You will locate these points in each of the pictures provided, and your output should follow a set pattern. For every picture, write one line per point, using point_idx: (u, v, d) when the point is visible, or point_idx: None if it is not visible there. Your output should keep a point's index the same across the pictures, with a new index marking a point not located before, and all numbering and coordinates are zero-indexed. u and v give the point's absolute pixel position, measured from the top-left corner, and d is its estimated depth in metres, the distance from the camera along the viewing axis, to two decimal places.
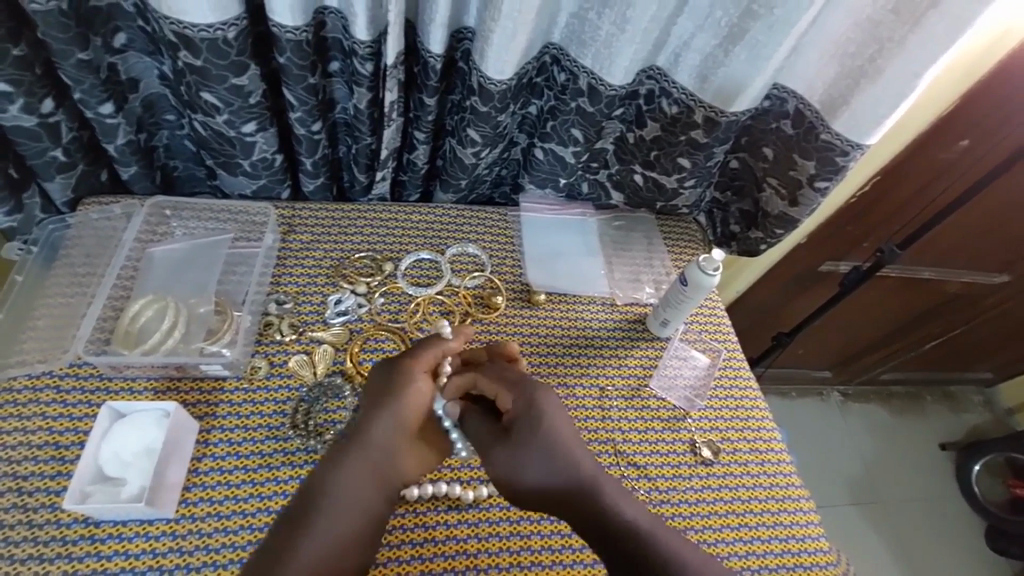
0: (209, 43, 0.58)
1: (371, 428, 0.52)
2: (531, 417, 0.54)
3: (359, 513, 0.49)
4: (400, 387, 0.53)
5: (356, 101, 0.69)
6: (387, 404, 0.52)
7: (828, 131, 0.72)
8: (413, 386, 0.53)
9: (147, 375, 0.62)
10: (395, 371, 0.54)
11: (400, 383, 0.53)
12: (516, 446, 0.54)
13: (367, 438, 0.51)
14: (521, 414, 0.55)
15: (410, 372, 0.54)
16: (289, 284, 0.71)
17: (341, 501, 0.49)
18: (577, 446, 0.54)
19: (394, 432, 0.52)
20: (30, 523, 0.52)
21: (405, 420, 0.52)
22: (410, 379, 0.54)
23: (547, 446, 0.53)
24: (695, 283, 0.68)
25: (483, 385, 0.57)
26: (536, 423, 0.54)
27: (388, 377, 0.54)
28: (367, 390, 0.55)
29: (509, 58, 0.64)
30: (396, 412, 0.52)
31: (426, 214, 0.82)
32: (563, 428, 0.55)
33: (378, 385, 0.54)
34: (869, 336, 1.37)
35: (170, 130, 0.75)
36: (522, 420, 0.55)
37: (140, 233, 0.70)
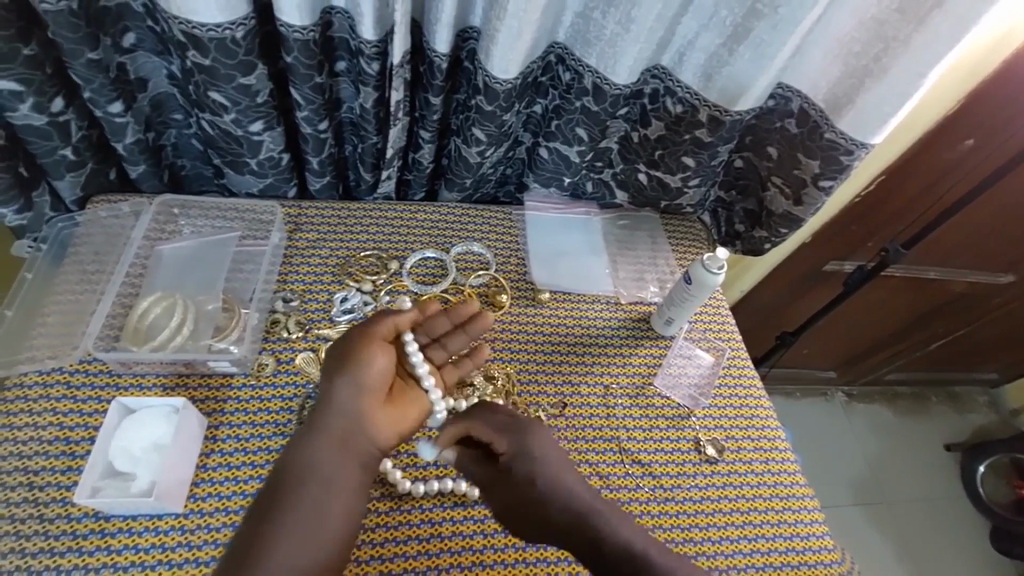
0: (218, 43, 0.59)
1: (332, 399, 0.53)
2: (525, 460, 0.54)
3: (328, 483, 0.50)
4: (354, 355, 0.55)
5: (362, 101, 0.70)
6: (343, 375, 0.54)
7: (833, 131, 0.72)
8: (369, 354, 0.55)
9: (155, 371, 0.62)
10: (351, 340, 0.56)
11: (353, 353, 0.55)
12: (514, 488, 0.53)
13: (330, 409, 0.53)
14: (515, 459, 0.54)
15: (363, 342, 0.56)
16: (296, 282, 0.72)
17: (310, 475, 0.50)
18: (572, 476, 0.54)
19: (355, 399, 0.54)
20: (40, 518, 0.53)
21: (365, 384, 0.54)
22: (365, 348, 0.55)
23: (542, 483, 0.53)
24: (699, 282, 0.69)
25: (478, 433, 0.56)
26: (531, 462, 0.54)
27: (343, 350, 0.56)
28: (325, 366, 0.57)
29: (513, 57, 0.65)
30: (354, 378, 0.54)
31: (431, 213, 0.83)
32: (556, 460, 0.54)
33: (336, 356, 0.56)
34: (873, 335, 1.37)
35: (178, 129, 0.75)
36: (516, 466, 0.54)
37: (148, 231, 0.70)
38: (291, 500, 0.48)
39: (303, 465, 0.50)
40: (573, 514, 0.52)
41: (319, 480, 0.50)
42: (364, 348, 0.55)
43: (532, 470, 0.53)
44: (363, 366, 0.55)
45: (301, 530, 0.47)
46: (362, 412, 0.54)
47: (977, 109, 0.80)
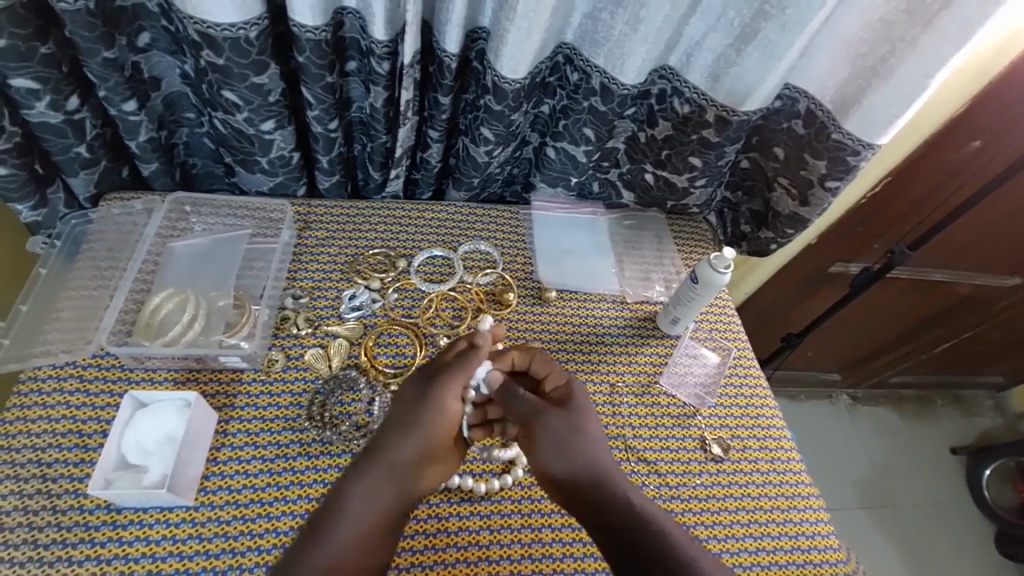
0: (232, 42, 0.60)
1: (399, 437, 0.51)
2: (581, 399, 0.57)
3: (382, 516, 0.50)
4: (431, 397, 0.53)
5: (373, 100, 0.70)
6: (416, 414, 0.52)
7: (840, 131, 0.72)
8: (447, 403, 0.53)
9: (167, 366, 0.63)
10: (430, 383, 0.54)
11: (440, 402, 0.53)
12: (571, 414, 0.55)
13: (403, 452, 0.51)
14: (575, 392, 0.57)
15: (441, 386, 0.53)
16: (305, 279, 0.73)
17: (364, 504, 0.49)
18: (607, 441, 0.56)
19: (422, 442, 0.52)
20: (54, 509, 0.54)
21: (438, 431, 0.53)
22: (450, 399, 0.54)
23: (592, 425, 0.55)
24: (706, 281, 0.69)
25: (539, 366, 0.60)
26: (578, 408, 0.56)
27: (419, 390, 0.54)
28: (403, 399, 0.54)
29: (523, 57, 0.65)
30: (427, 421, 0.52)
31: (439, 212, 0.84)
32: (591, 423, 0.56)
33: (416, 400, 0.53)
34: (878, 337, 1.37)
35: (190, 128, 0.76)
36: (574, 398, 0.57)
37: (160, 228, 0.71)
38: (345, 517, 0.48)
39: (360, 492, 0.49)
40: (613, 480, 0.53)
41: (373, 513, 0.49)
42: (442, 391, 0.53)
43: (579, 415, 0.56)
44: (439, 411, 0.53)
45: (360, 552, 0.48)
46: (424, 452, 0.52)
47: (983, 111, 0.80)
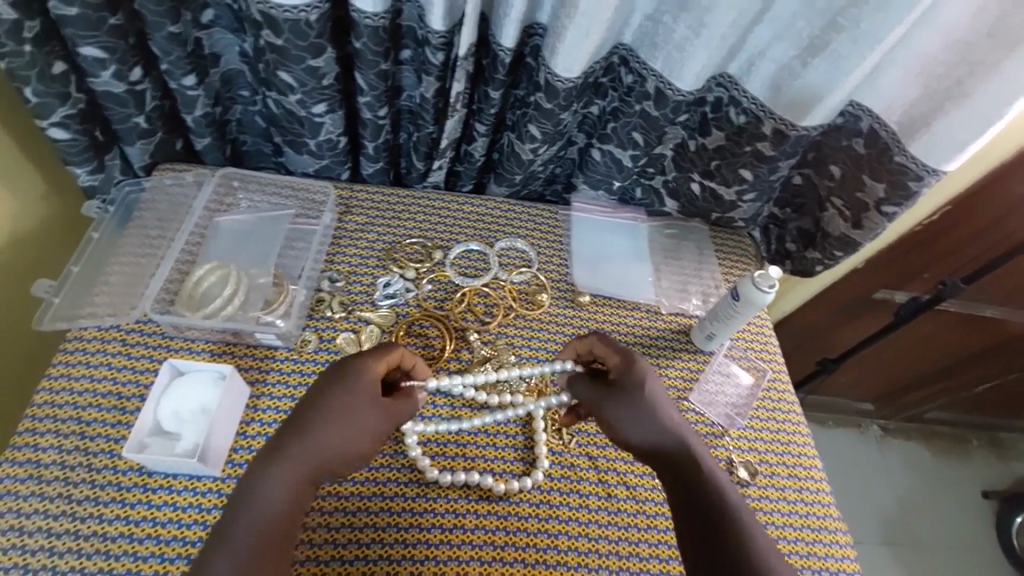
0: (292, 24, 0.60)
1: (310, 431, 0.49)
2: (640, 390, 0.57)
3: (292, 505, 0.47)
4: (351, 394, 0.51)
5: (423, 90, 0.70)
6: (331, 414, 0.50)
7: (904, 154, 0.69)
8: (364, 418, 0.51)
9: (205, 337, 0.64)
10: (351, 394, 0.51)
11: (347, 407, 0.51)
12: (635, 401, 0.56)
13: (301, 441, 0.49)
14: (629, 381, 0.58)
15: (360, 389, 0.52)
16: (342, 264, 0.73)
17: (269, 498, 0.46)
18: (695, 439, 0.55)
19: (342, 443, 0.50)
20: (89, 467, 0.56)
21: (344, 441, 0.50)
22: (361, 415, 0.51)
23: (646, 411, 0.56)
24: (747, 298, 0.67)
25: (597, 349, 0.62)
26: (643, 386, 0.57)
27: (329, 390, 0.51)
28: (317, 393, 0.51)
29: (579, 56, 0.64)
30: (343, 422, 0.50)
31: (478, 206, 0.83)
32: (669, 409, 0.57)
33: (328, 408, 0.50)
34: (918, 370, 1.31)
35: (244, 105, 0.77)
36: (630, 387, 0.57)
37: (208, 202, 0.73)
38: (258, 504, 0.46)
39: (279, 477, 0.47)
40: (694, 464, 0.53)
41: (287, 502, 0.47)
42: (359, 391, 0.52)
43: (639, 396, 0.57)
44: (352, 418, 0.51)
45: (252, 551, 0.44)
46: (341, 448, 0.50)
47: None
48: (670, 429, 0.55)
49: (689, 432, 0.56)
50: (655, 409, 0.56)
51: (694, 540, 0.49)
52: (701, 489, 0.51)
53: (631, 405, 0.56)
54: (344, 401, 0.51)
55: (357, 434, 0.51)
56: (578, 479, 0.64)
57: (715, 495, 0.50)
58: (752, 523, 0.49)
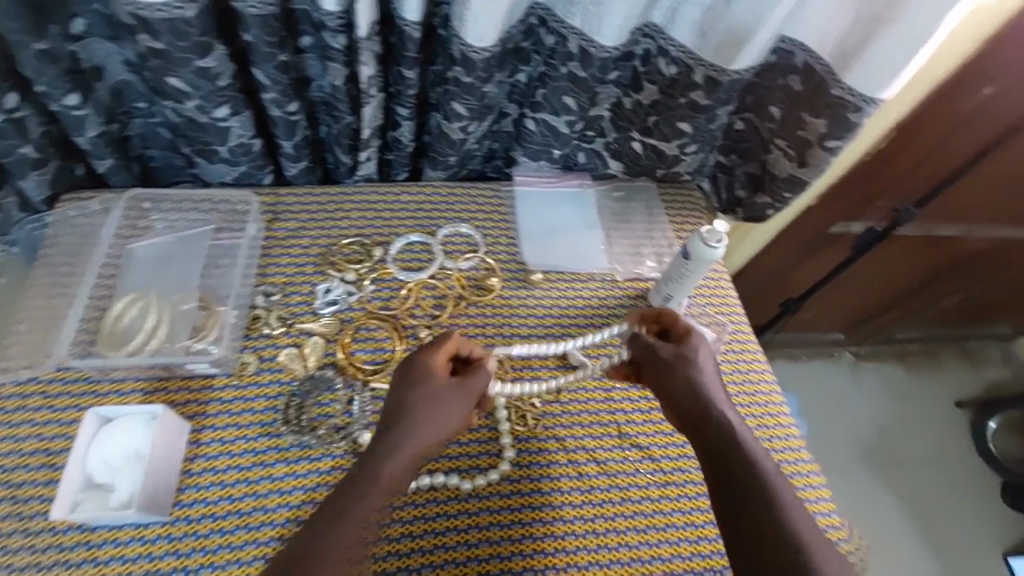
0: (169, 24, 0.54)
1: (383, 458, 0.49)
2: (681, 359, 0.57)
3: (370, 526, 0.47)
4: (432, 402, 0.52)
5: (332, 78, 0.65)
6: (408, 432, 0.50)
7: (840, 86, 0.67)
8: (451, 406, 0.52)
9: (134, 376, 0.60)
10: (433, 386, 0.52)
11: (434, 402, 0.52)
12: (681, 366, 0.56)
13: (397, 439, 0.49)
14: (680, 348, 0.58)
15: (434, 381, 0.53)
16: (275, 275, 0.69)
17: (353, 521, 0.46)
18: (728, 409, 0.54)
19: (417, 455, 0.50)
20: (26, 531, 0.52)
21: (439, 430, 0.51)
22: (451, 406, 0.52)
23: (687, 376, 0.56)
24: (697, 256, 0.65)
25: (670, 321, 0.62)
26: (692, 356, 0.57)
27: (422, 391, 0.52)
28: (407, 393, 0.52)
29: (489, 22, 0.59)
30: (438, 412, 0.51)
31: (416, 194, 0.79)
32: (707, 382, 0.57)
33: (411, 402, 0.51)
34: (882, 296, 1.33)
35: (142, 118, 0.70)
36: (678, 353, 0.57)
37: (118, 230, 0.68)
38: (331, 548, 0.44)
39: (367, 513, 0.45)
40: (729, 434, 0.52)
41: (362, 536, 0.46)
42: (441, 384, 0.53)
43: (689, 365, 0.56)
44: (444, 406, 0.52)
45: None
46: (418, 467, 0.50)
47: (997, 54, 0.74)
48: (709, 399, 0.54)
49: (720, 399, 0.55)
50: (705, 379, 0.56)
51: (731, 513, 0.48)
52: (739, 464, 0.50)
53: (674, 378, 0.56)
54: (425, 408, 0.51)
55: (442, 436, 0.52)
56: (547, 462, 0.63)
57: (750, 471, 0.49)
58: (790, 505, 0.48)
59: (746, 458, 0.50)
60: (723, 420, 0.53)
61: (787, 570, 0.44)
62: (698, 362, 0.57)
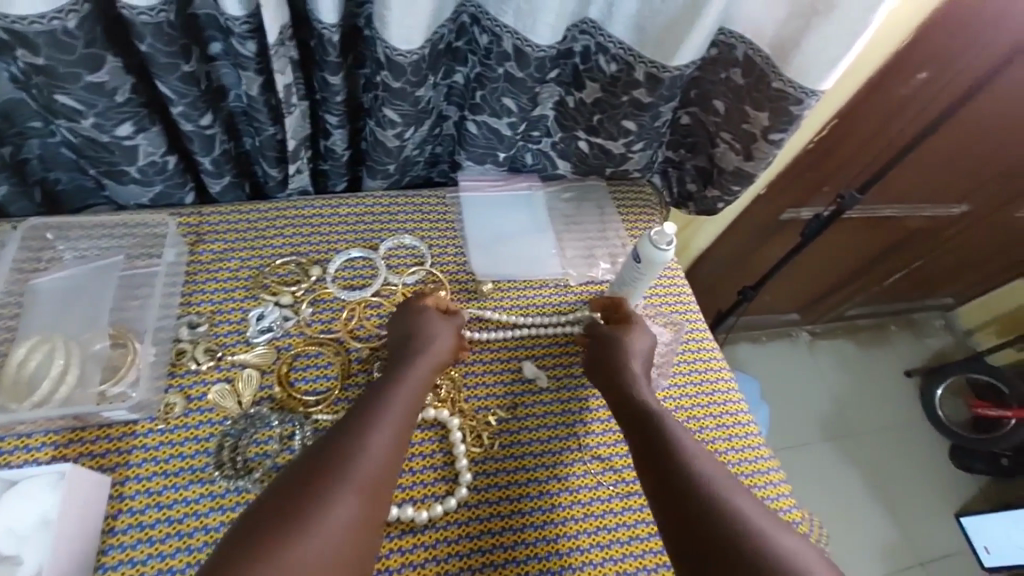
0: (47, 37, 0.48)
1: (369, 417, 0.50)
2: (620, 335, 0.64)
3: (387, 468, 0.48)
4: (419, 356, 0.57)
5: (247, 88, 0.60)
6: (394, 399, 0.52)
7: (780, 79, 0.66)
8: (437, 336, 0.59)
9: (44, 429, 0.54)
10: (418, 321, 0.60)
11: (425, 334, 0.59)
12: (621, 340, 0.63)
13: (399, 378, 0.54)
14: (621, 325, 0.66)
15: (428, 314, 0.61)
16: (202, 303, 0.64)
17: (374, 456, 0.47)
18: (646, 388, 0.60)
19: (423, 383, 0.56)
20: None
21: (435, 357, 0.58)
22: (439, 335, 0.60)
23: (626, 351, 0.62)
24: (647, 259, 0.63)
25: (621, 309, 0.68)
26: (633, 334, 0.64)
27: (412, 328, 0.60)
28: (398, 340, 0.59)
29: (414, 23, 0.56)
30: (433, 340, 0.59)
31: (354, 205, 0.75)
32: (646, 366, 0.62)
33: (404, 337, 0.59)
34: (832, 277, 1.36)
35: (39, 138, 0.63)
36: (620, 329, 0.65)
37: (17, 262, 0.60)
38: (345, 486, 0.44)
39: (342, 483, 0.45)
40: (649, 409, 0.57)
41: (379, 472, 0.47)
42: (430, 318, 0.61)
43: (625, 347, 0.62)
44: (435, 334, 0.59)
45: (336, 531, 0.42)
46: (405, 438, 0.51)
47: (928, 40, 0.75)
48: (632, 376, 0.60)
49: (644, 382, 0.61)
50: (636, 364, 0.62)
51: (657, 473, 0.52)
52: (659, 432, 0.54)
53: (614, 357, 0.62)
54: (424, 332, 0.59)
55: (436, 360, 0.58)
56: (506, 483, 0.60)
57: (672, 435, 0.54)
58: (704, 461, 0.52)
59: (668, 433, 0.54)
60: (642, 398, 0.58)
61: (712, 516, 0.47)
62: (637, 338, 0.64)
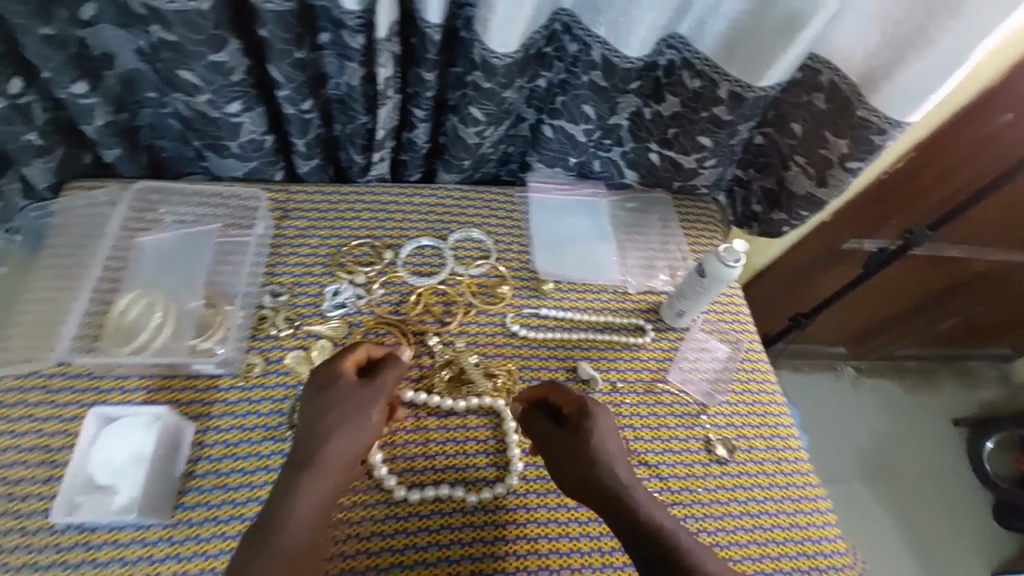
0: (181, 16, 0.53)
1: (288, 512, 0.47)
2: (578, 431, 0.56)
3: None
4: (331, 442, 0.51)
5: (348, 78, 0.64)
6: (321, 492, 0.49)
7: (865, 107, 0.66)
8: (356, 412, 0.53)
9: (138, 373, 0.59)
10: (331, 394, 0.53)
11: (338, 414, 0.52)
12: (580, 437, 0.56)
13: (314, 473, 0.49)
14: (578, 412, 0.58)
15: (341, 388, 0.54)
16: (284, 275, 0.68)
17: None
18: (636, 488, 0.53)
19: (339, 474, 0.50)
20: (24, 531, 0.51)
21: (355, 438, 0.52)
22: (358, 410, 0.53)
23: (586, 451, 0.55)
24: (713, 275, 0.64)
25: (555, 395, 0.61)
26: (593, 426, 0.57)
27: (323, 405, 0.53)
28: (310, 423, 0.52)
29: (515, 28, 0.58)
30: (348, 420, 0.52)
31: (426, 196, 0.77)
32: (618, 451, 0.56)
33: (320, 415, 0.52)
34: (886, 313, 1.32)
35: (153, 108, 0.68)
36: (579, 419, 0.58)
37: (126, 220, 0.66)
38: None
39: None
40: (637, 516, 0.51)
41: None
42: (342, 390, 0.53)
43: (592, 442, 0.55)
44: (349, 411, 0.53)
45: None
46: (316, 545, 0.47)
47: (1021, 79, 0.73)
48: (615, 477, 0.53)
49: (630, 477, 0.54)
50: (615, 455, 0.55)
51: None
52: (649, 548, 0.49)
53: (582, 458, 0.55)
54: (335, 412, 0.52)
55: (356, 442, 0.52)
56: None
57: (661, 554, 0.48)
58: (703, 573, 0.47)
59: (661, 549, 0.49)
60: (637, 502, 0.52)
61: None
62: (603, 429, 0.57)
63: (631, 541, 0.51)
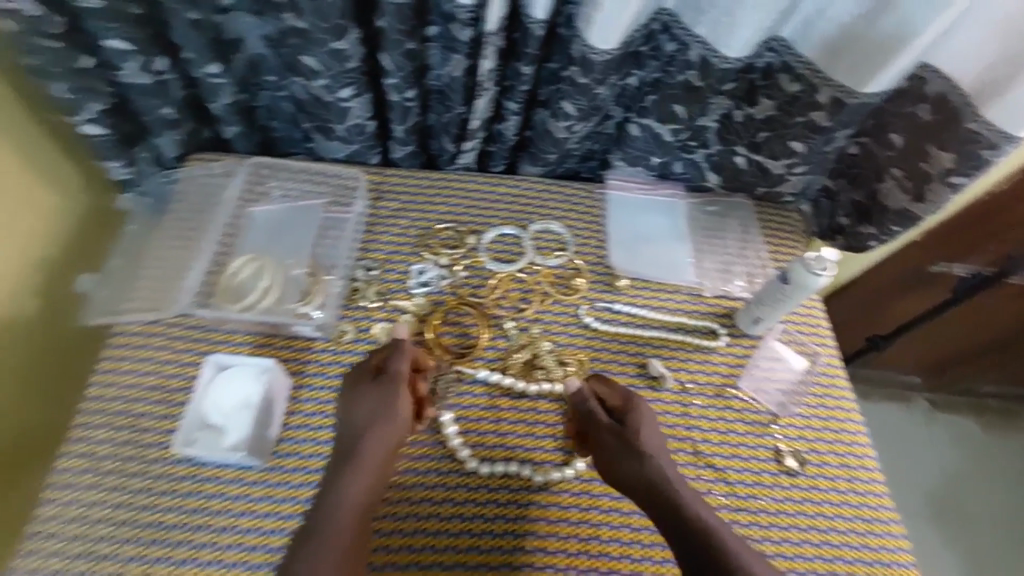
0: (314, 6, 0.59)
1: (330, 505, 0.51)
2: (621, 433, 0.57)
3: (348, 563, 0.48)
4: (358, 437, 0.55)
5: (452, 69, 0.67)
6: (358, 487, 0.53)
7: (976, 120, 0.63)
8: (375, 405, 0.56)
9: (245, 329, 0.65)
10: (356, 392, 0.57)
11: (362, 411, 0.56)
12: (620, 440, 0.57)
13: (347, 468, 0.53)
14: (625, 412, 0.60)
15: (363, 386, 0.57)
16: (377, 252, 0.72)
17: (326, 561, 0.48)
18: (684, 489, 0.53)
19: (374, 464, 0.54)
20: (144, 458, 0.58)
21: (380, 429, 0.55)
22: (379, 403, 0.56)
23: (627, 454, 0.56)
24: (798, 283, 0.63)
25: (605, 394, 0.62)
26: (635, 428, 0.58)
27: (347, 405, 0.57)
28: (341, 422, 0.56)
29: (616, 25, 0.60)
30: (369, 415, 0.56)
31: (509, 187, 0.79)
32: (661, 446, 0.58)
33: (348, 412, 0.56)
34: (974, 344, 1.23)
35: (269, 91, 0.72)
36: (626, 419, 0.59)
37: (241, 193, 0.74)
38: None
39: None
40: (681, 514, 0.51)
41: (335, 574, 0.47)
42: (364, 388, 0.57)
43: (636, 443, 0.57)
44: (370, 405, 0.56)
45: None
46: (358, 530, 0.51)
47: None
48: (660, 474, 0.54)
49: (675, 478, 0.55)
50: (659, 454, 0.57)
51: None
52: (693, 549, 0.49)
53: (618, 465, 0.56)
54: (360, 408, 0.56)
55: (383, 431, 0.55)
56: None
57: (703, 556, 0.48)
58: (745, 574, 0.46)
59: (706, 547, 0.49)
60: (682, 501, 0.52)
61: None
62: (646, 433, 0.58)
63: (676, 541, 0.51)
